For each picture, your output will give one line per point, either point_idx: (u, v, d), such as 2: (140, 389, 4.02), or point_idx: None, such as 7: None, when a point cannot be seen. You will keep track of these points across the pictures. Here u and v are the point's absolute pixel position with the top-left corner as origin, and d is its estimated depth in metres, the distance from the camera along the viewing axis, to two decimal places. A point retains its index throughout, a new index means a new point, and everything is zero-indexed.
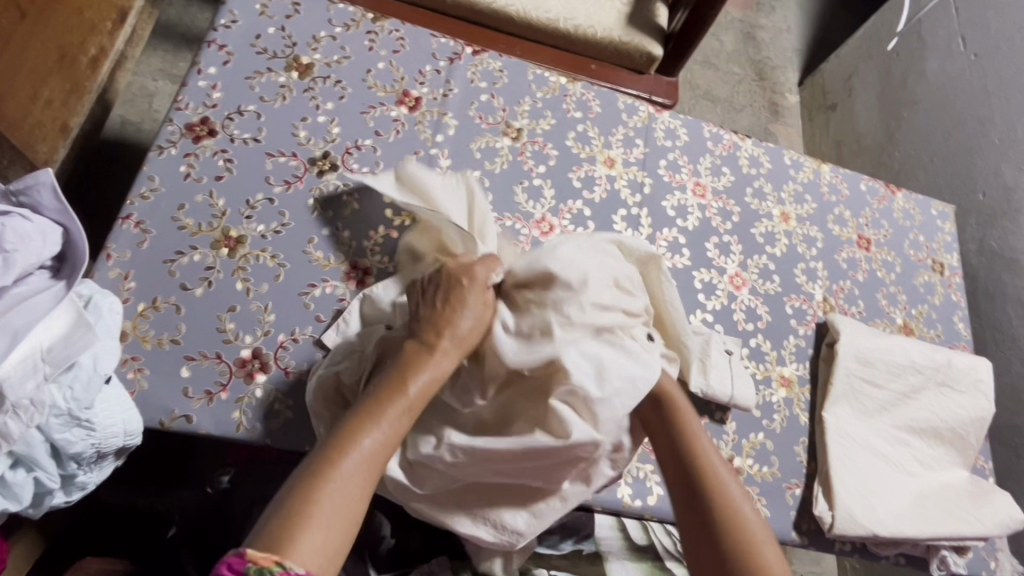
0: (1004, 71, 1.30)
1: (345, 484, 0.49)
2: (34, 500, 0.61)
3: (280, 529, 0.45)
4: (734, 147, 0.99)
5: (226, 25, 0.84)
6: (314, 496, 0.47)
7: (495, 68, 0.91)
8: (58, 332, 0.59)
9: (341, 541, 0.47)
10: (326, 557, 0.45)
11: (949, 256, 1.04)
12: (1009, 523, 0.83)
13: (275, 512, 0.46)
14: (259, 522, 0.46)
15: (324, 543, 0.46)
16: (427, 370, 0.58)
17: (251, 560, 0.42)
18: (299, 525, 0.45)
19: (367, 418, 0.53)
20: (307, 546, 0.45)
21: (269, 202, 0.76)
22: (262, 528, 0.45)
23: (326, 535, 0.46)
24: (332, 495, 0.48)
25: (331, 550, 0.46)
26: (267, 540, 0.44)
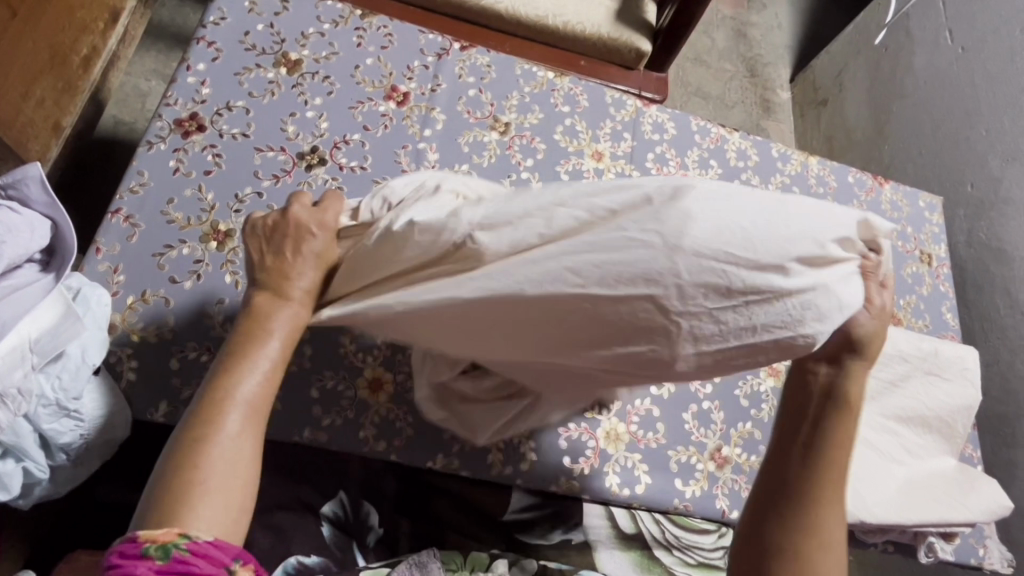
0: (989, 64, 1.31)
1: (232, 440, 0.45)
2: (23, 489, 0.61)
3: (168, 502, 0.41)
4: (722, 140, 0.99)
5: (215, 22, 0.84)
6: (198, 461, 0.43)
7: (483, 63, 0.92)
8: (47, 324, 0.59)
9: (242, 499, 0.44)
10: (230, 516, 0.43)
11: (937, 248, 1.05)
12: (995, 509, 0.84)
13: (163, 484, 0.42)
14: (148, 498, 0.42)
15: (222, 503, 0.43)
16: (281, 316, 0.51)
17: (147, 539, 0.40)
18: (190, 493, 0.42)
19: (235, 367, 0.48)
20: (204, 511, 0.42)
21: (258, 196, 0.76)
22: (149, 502, 0.42)
23: (227, 494, 0.43)
24: (219, 454, 0.44)
25: (232, 507, 0.43)
26: (161, 514, 0.41)
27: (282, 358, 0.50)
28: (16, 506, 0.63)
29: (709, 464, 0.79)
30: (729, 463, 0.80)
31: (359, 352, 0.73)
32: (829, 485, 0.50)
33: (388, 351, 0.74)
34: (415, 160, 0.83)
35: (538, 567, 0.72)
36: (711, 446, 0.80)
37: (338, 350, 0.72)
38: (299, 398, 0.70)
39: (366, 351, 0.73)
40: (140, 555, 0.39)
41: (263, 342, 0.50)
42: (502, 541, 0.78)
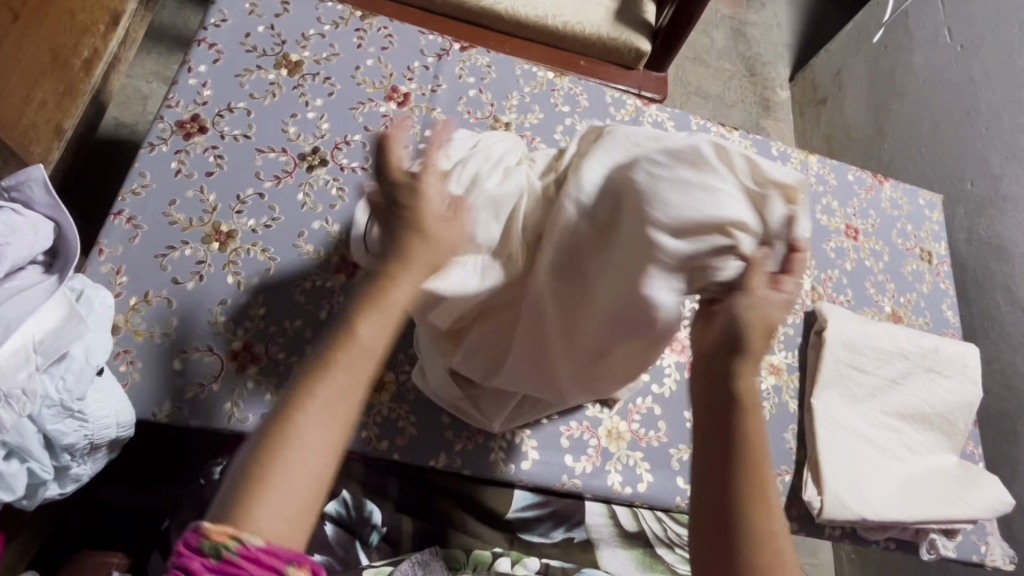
0: (988, 62, 1.32)
1: (316, 426, 0.37)
2: (27, 490, 0.61)
3: (235, 492, 0.35)
4: (721, 139, 0.99)
5: (216, 24, 0.85)
6: (276, 447, 0.36)
7: (483, 64, 0.92)
8: (51, 324, 0.60)
9: (309, 508, 0.36)
10: (294, 524, 0.36)
11: (937, 245, 1.05)
12: (998, 506, 0.84)
13: (233, 479, 0.36)
14: (222, 487, 0.37)
15: (288, 507, 0.36)
16: (399, 291, 0.41)
17: (202, 535, 0.34)
18: (257, 486, 0.35)
19: (350, 333, 0.39)
20: (268, 515, 0.35)
21: (259, 197, 0.77)
22: (228, 492, 0.36)
23: (292, 502, 0.36)
24: (292, 456, 0.36)
25: (297, 512, 0.36)
26: (223, 511, 0.35)
27: (379, 347, 0.40)
28: (22, 507, 0.64)
29: None
30: None
31: None
32: (748, 469, 0.44)
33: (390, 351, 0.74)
34: None
35: (540, 567, 0.74)
36: None
37: None
38: None
39: None
40: (195, 550, 0.34)
41: (388, 308, 0.40)
42: (505, 538, 0.78)
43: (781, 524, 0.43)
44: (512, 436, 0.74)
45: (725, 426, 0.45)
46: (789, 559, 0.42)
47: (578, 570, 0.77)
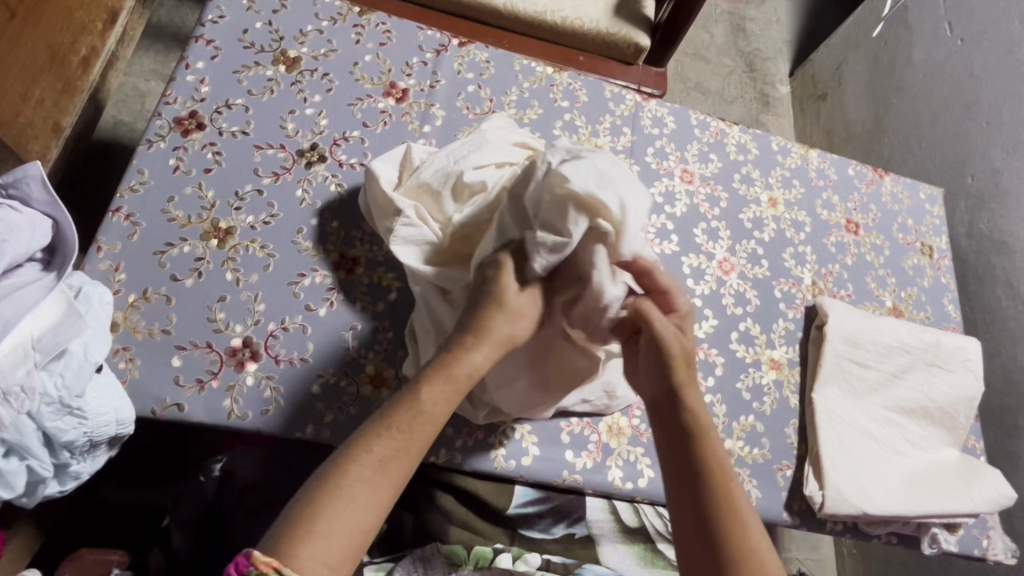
0: (988, 56, 1.31)
1: (358, 487, 0.47)
2: (27, 488, 0.61)
3: (288, 535, 0.44)
4: (721, 133, 0.99)
5: (214, 20, 0.84)
6: (325, 503, 0.46)
7: (481, 59, 0.92)
8: (49, 322, 0.60)
9: (347, 554, 0.45)
10: (332, 568, 0.44)
11: (938, 239, 1.05)
12: (1000, 500, 0.83)
13: (286, 520, 0.46)
14: (275, 527, 0.46)
15: (328, 552, 0.44)
16: (454, 376, 0.55)
17: (253, 564, 0.42)
18: (306, 532, 0.44)
19: (391, 420, 0.51)
20: (312, 556, 0.44)
21: (258, 193, 0.76)
22: (278, 533, 0.45)
23: (332, 547, 0.45)
24: (339, 506, 0.46)
25: (335, 559, 0.45)
26: (274, 546, 0.44)
27: (427, 426, 0.52)
28: (23, 504, 0.64)
29: None
30: (732, 456, 0.80)
31: (362, 348, 0.73)
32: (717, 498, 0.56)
33: (389, 347, 0.74)
34: None
35: (541, 563, 0.74)
36: None
37: (340, 344, 0.72)
38: (300, 394, 0.69)
39: (368, 347, 0.73)
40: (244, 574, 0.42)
41: (424, 400, 0.53)
42: (507, 535, 0.78)
43: (755, 528, 0.55)
44: (513, 431, 0.74)
45: (687, 455, 0.58)
46: (766, 558, 0.53)
47: (580, 565, 0.76)
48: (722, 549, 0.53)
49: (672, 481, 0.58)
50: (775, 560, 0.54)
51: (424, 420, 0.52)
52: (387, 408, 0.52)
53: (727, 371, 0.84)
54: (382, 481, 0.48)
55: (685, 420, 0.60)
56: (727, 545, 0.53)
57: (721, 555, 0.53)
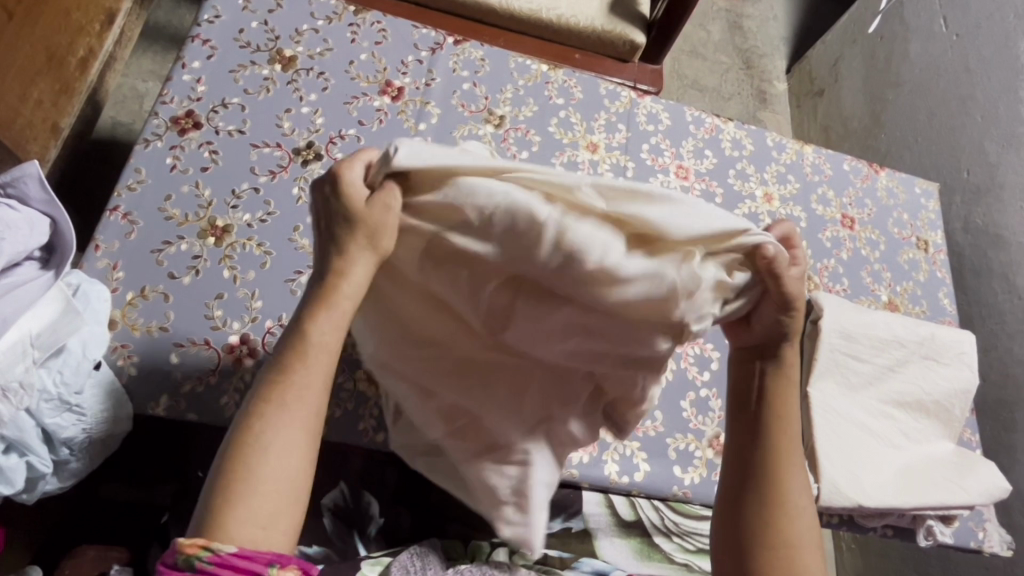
0: (984, 50, 1.31)
1: (270, 442, 0.43)
2: (27, 484, 0.62)
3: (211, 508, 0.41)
4: (716, 130, 0.99)
5: (210, 20, 0.85)
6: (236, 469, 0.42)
7: (477, 57, 0.92)
8: (47, 319, 0.60)
9: (282, 508, 0.43)
10: (267, 527, 0.42)
11: (933, 234, 1.05)
12: (995, 492, 0.84)
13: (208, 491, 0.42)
14: (200, 501, 0.42)
15: (260, 513, 0.42)
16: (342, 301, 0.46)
17: (178, 551, 0.40)
18: (226, 504, 0.41)
19: (282, 357, 0.45)
20: (241, 522, 0.41)
21: (255, 192, 0.77)
22: (201, 509, 0.42)
23: (257, 506, 0.41)
24: (259, 464, 0.42)
25: (268, 516, 0.42)
26: (199, 523, 0.41)
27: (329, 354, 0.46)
28: (22, 501, 0.64)
29: (708, 452, 0.79)
30: None
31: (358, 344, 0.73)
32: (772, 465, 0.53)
33: None
34: None
35: (539, 557, 0.74)
36: (710, 434, 0.80)
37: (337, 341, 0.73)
38: None
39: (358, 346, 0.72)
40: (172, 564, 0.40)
41: (309, 334, 0.46)
42: None
43: (799, 496, 0.52)
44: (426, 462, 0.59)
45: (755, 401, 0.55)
46: (804, 522, 0.52)
47: (576, 558, 0.76)
48: (753, 506, 0.52)
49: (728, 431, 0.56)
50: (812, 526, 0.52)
51: (321, 350, 0.46)
52: (277, 351, 0.46)
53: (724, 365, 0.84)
54: (295, 423, 0.44)
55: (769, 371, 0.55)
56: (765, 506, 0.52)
57: (751, 513, 0.52)
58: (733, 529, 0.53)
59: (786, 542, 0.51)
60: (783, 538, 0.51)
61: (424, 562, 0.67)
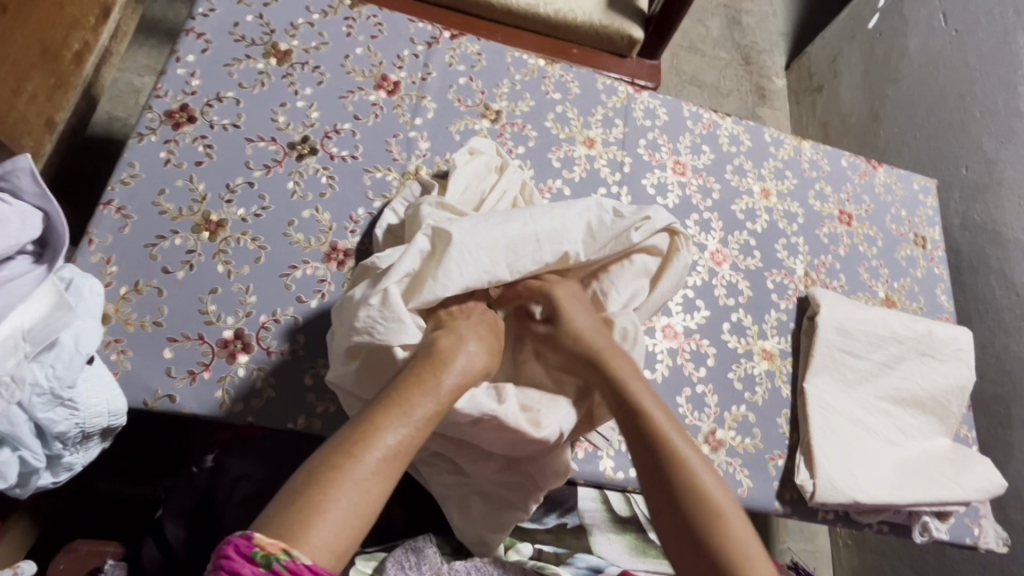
0: (984, 45, 1.31)
1: (365, 475, 0.47)
2: (20, 479, 0.62)
3: (294, 512, 0.43)
4: (714, 125, 0.99)
5: (204, 13, 0.84)
6: (328, 485, 0.45)
7: (473, 52, 0.92)
8: (39, 314, 0.60)
9: (351, 538, 0.44)
10: (338, 553, 0.43)
11: (931, 230, 1.05)
12: (991, 488, 0.84)
13: (292, 498, 0.44)
14: (274, 504, 0.44)
15: (335, 537, 0.43)
16: (451, 368, 0.57)
17: (257, 545, 0.40)
18: (314, 516, 0.43)
19: (390, 404, 0.52)
20: (320, 538, 0.43)
21: (249, 185, 0.77)
22: (276, 510, 0.43)
23: (340, 531, 0.44)
24: (345, 489, 0.45)
25: (341, 543, 0.44)
26: (279, 526, 0.42)
27: (430, 417, 0.53)
28: (14, 496, 0.64)
29: (704, 448, 0.79)
30: (724, 446, 0.80)
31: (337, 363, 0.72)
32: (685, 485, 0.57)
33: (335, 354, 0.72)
34: (406, 149, 0.83)
35: (533, 553, 0.75)
36: (705, 430, 0.80)
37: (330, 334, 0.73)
38: (292, 385, 0.70)
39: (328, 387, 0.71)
40: (249, 559, 0.40)
41: (418, 396, 0.53)
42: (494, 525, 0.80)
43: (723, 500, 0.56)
44: (438, 479, 0.66)
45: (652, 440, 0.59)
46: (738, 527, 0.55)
47: (571, 555, 0.77)
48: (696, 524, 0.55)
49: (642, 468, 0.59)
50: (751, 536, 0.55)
51: (424, 400, 0.53)
52: (380, 398, 0.53)
53: (720, 361, 0.84)
54: (384, 464, 0.48)
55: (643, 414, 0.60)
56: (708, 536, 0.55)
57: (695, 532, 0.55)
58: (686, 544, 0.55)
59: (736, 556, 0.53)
60: (734, 559, 0.53)
61: (419, 558, 0.68)
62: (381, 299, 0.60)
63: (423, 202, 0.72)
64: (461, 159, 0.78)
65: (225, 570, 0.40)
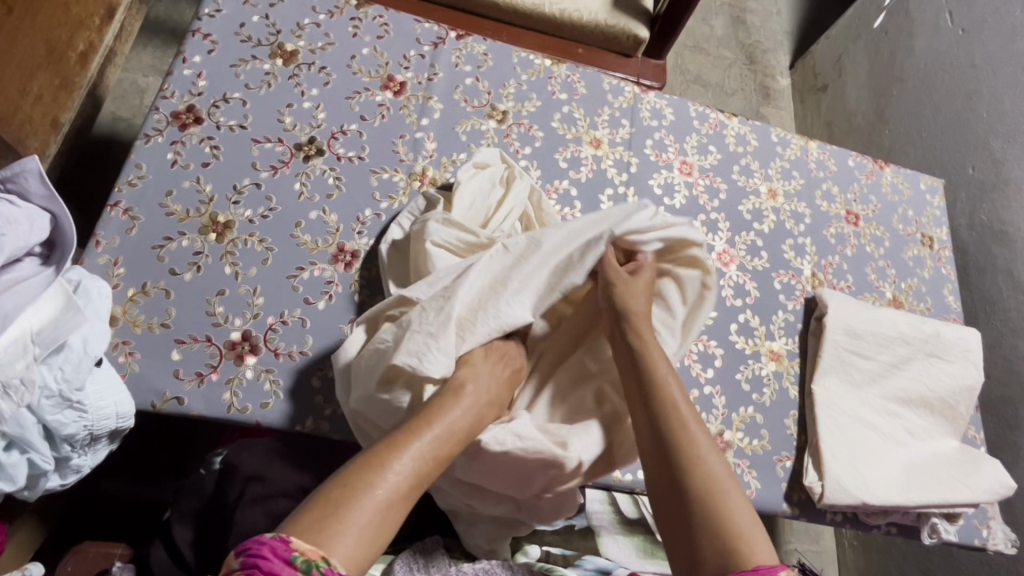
0: (991, 44, 1.30)
1: (392, 492, 0.50)
2: (29, 481, 0.61)
3: (330, 521, 0.46)
4: (721, 125, 0.99)
5: (211, 14, 0.84)
6: (358, 498, 0.48)
7: (479, 52, 0.91)
8: (47, 316, 0.60)
9: (373, 550, 0.47)
10: (362, 562, 0.46)
11: (938, 230, 1.04)
12: (1000, 491, 0.83)
13: (324, 507, 0.47)
14: (306, 510, 0.46)
15: (361, 547, 0.46)
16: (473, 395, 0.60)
17: (296, 551, 0.42)
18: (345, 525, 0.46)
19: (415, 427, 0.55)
20: (348, 547, 0.45)
21: (256, 186, 0.76)
22: (307, 516, 0.46)
23: (365, 541, 0.46)
24: (373, 502, 0.48)
25: (365, 552, 0.46)
26: (313, 531, 0.45)
27: (451, 441, 0.56)
28: (22, 499, 0.64)
29: None
30: (731, 447, 0.80)
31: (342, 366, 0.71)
32: (696, 480, 0.57)
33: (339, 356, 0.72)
34: (413, 150, 0.83)
35: (541, 555, 0.75)
36: (713, 431, 0.80)
37: (338, 337, 0.72)
38: (299, 387, 0.70)
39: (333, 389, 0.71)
40: (289, 562, 0.41)
41: (444, 419, 0.57)
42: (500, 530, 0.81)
43: (733, 500, 0.56)
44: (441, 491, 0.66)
45: (668, 436, 0.60)
46: (745, 522, 0.54)
47: (579, 557, 0.76)
48: (700, 517, 0.55)
49: (655, 465, 0.60)
50: (752, 520, 0.55)
51: (449, 426, 0.57)
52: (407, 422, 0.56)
53: (727, 362, 0.84)
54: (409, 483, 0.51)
55: (660, 412, 0.62)
56: (701, 510, 0.55)
57: (698, 523, 0.54)
58: (687, 538, 0.54)
59: (730, 536, 0.53)
60: (731, 541, 0.52)
61: (428, 560, 0.68)
62: (440, 328, 0.62)
63: (430, 217, 0.72)
64: (466, 173, 0.78)
65: (261, 571, 0.40)
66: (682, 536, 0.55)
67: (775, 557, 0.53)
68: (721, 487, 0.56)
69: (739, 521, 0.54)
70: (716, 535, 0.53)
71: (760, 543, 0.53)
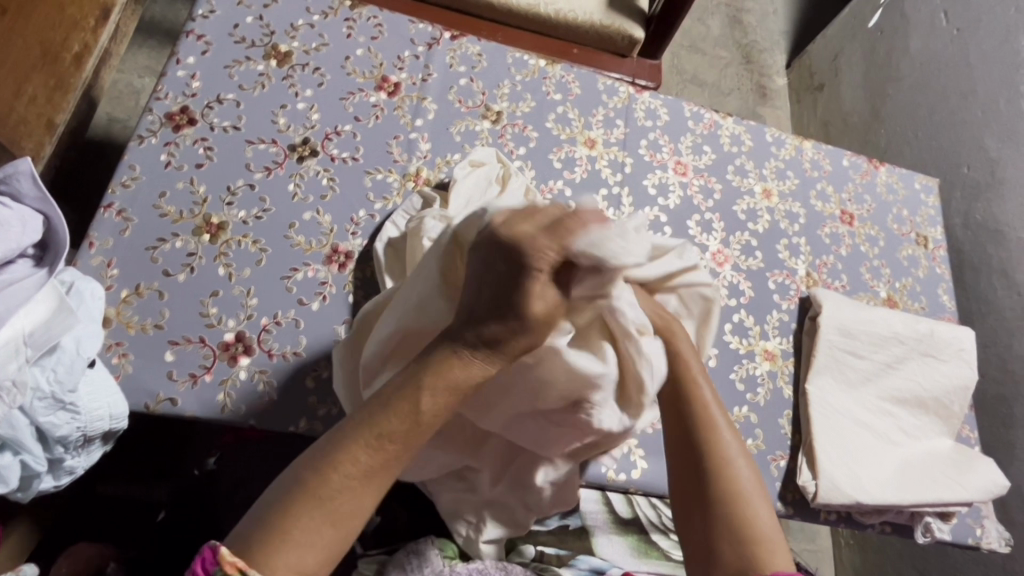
0: (985, 44, 1.30)
1: (334, 499, 0.49)
2: (22, 483, 0.62)
3: (264, 537, 0.47)
4: (715, 125, 0.99)
5: (205, 15, 0.84)
6: (295, 511, 0.48)
7: (473, 52, 0.91)
8: (39, 318, 0.60)
9: (321, 557, 0.48)
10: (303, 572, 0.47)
11: (933, 230, 1.04)
12: (994, 489, 0.84)
13: (264, 520, 0.48)
14: (250, 520, 0.49)
15: (301, 560, 0.47)
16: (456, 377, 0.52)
17: (217, 564, 0.46)
18: (279, 541, 0.47)
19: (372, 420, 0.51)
20: (282, 563, 0.46)
21: (250, 188, 0.76)
22: (247, 530, 0.48)
23: (305, 554, 0.47)
24: (312, 514, 0.48)
25: (305, 563, 0.47)
26: (243, 548, 0.47)
27: (412, 430, 0.51)
28: (15, 500, 0.65)
29: None
30: None
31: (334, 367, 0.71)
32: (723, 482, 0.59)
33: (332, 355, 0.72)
34: (407, 150, 0.83)
35: (535, 555, 0.76)
36: None
37: (332, 338, 0.73)
38: (293, 388, 0.70)
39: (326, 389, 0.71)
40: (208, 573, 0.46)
41: (404, 406, 0.51)
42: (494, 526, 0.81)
43: (757, 504, 0.58)
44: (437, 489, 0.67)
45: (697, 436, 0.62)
46: (766, 528, 0.57)
47: (573, 556, 0.78)
48: (721, 519, 0.57)
49: (679, 464, 0.61)
50: (774, 527, 0.58)
51: (412, 413, 0.51)
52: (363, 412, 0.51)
53: (722, 362, 0.84)
54: (355, 487, 0.49)
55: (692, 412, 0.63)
56: (723, 513, 0.57)
57: (719, 524, 0.57)
58: (705, 537, 0.57)
59: (750, 540, 0.56)
60: (751, 546, 0.56)
61: (421, 560, 0.68)
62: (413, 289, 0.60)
63: (427, 215, 0.72)
64: (461, 171, 0.78)
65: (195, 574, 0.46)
66: (698, 534, 0.58)
67: (790, 562, 0.56)
68: (745, 492, 0.59)
69: (761, 528, 0.57)
70: (735, 538, 0.56)
71: (778, 549, 0.56)
